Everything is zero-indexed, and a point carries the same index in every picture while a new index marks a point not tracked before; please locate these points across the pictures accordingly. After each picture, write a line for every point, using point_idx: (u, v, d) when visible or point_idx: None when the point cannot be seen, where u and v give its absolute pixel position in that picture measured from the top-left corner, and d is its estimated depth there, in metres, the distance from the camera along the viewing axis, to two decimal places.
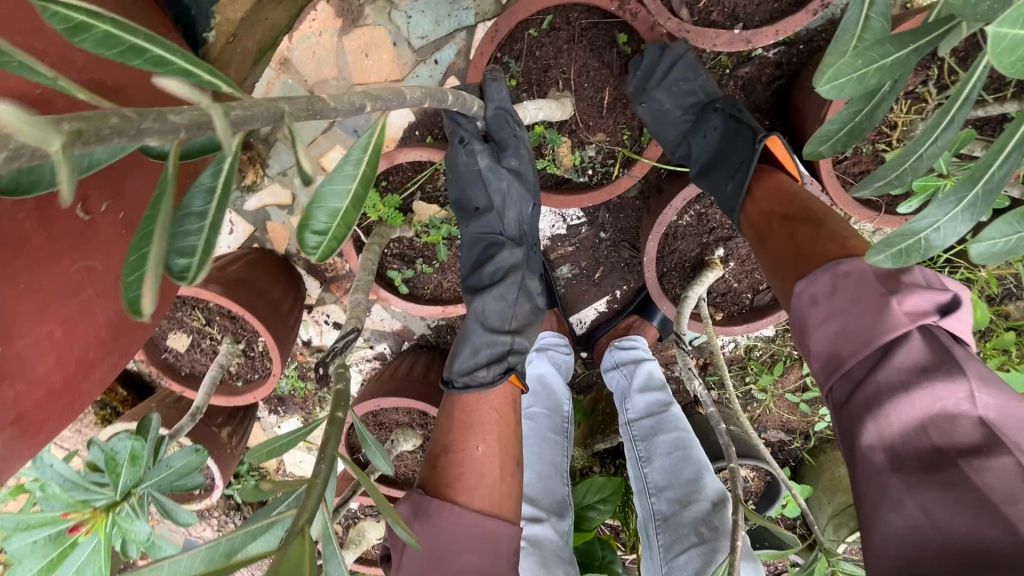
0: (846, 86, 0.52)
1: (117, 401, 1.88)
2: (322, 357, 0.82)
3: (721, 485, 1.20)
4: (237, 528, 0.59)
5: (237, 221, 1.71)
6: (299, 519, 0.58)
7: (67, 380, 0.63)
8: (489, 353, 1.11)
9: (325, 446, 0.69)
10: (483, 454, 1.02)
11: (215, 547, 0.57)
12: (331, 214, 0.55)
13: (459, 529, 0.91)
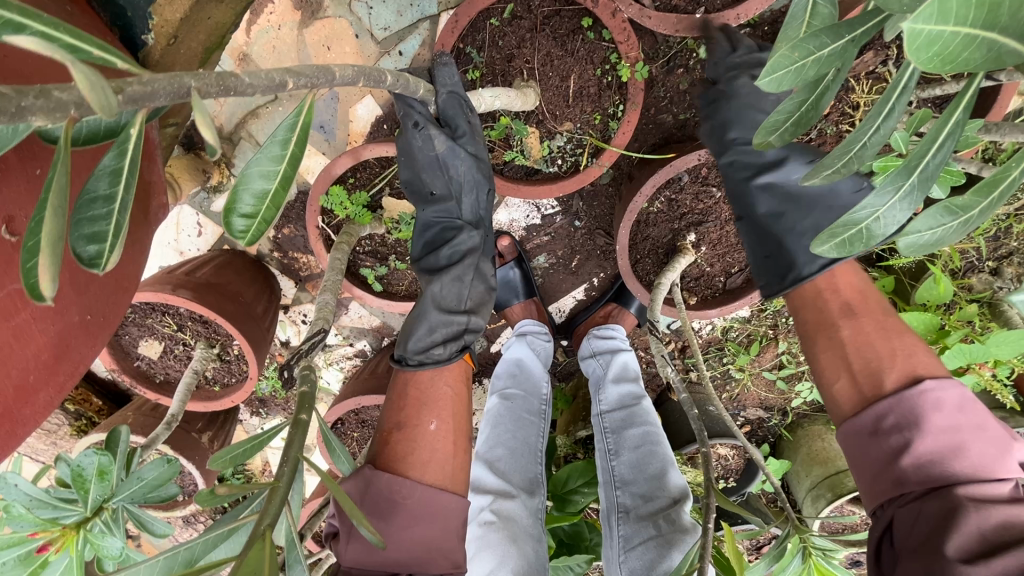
0: (785, 79, 0.52)
1: (92, 411, 1.84)
2: (288, 360, 0.81)
3: (686, 483, 1.21)
4: (195, 538, 0.63)
5: (205, 223, 1.68)
6: (261, 524, 0.59)
7: (6, 409, 0.58)
8: (445, 332, 1.11)
9: (288, 448, 0.69)
10: (437, 431, 1.02)
11: (172, 559, 0.61)
12: (258, 197, 0.58)
13: (412, 501, 0.92)
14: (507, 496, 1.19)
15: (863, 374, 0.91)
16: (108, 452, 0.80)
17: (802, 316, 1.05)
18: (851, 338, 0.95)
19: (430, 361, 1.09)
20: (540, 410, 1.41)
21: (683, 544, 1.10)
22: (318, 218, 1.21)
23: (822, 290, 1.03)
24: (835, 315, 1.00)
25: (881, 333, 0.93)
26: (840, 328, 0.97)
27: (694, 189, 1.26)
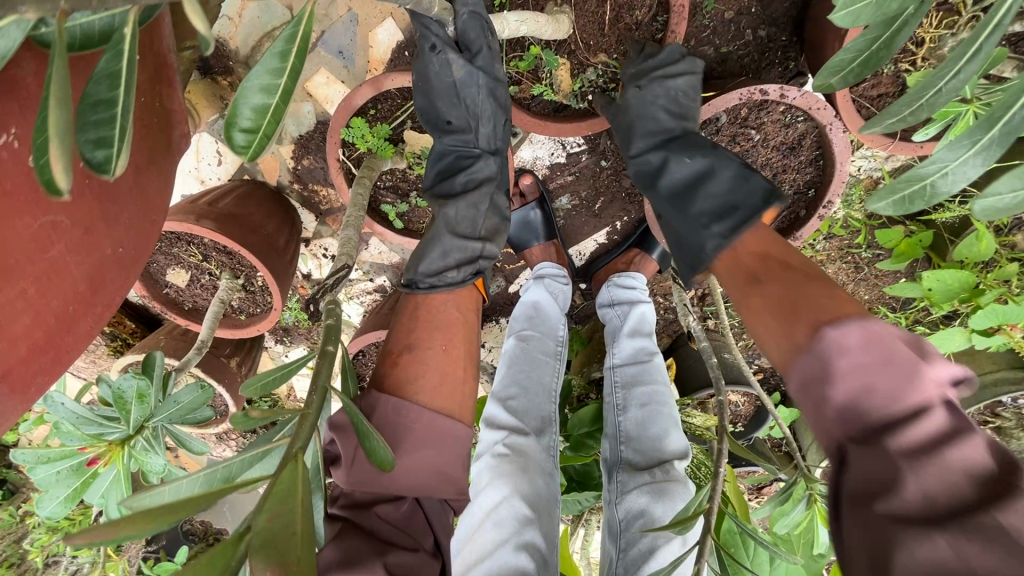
0: (863, 13, 0.56)
1: (127, 332, 1.94)
2: (313, 293, 0.82)
3: (686, 446, 1.24)
4: (231, 459, 0.67)
5: (224, 151, 1.66)
6: (294, 445, 0.61)
7: (49, 336, 0.60)
8: (459, 256, 1.12)
9: (316, 378, 0.71)
10: (444, 353, 1.03)
11: (212, 475, 0.66)
12: (258, 111, 0.56)
13: (418, 425, 0.93)
14: (522, 432, 1.23)
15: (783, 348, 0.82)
16: (146, 376, 0.83)
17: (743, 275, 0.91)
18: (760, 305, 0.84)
19: (441, 280, 1.10)
20: (556, 351, 1.44)
21: (676, 494, 1.14)
22: (339, 150, 1.18)
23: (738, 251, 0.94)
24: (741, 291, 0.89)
25: (794, 290, 0.80)
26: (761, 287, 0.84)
27: (731, 130, 1.18)
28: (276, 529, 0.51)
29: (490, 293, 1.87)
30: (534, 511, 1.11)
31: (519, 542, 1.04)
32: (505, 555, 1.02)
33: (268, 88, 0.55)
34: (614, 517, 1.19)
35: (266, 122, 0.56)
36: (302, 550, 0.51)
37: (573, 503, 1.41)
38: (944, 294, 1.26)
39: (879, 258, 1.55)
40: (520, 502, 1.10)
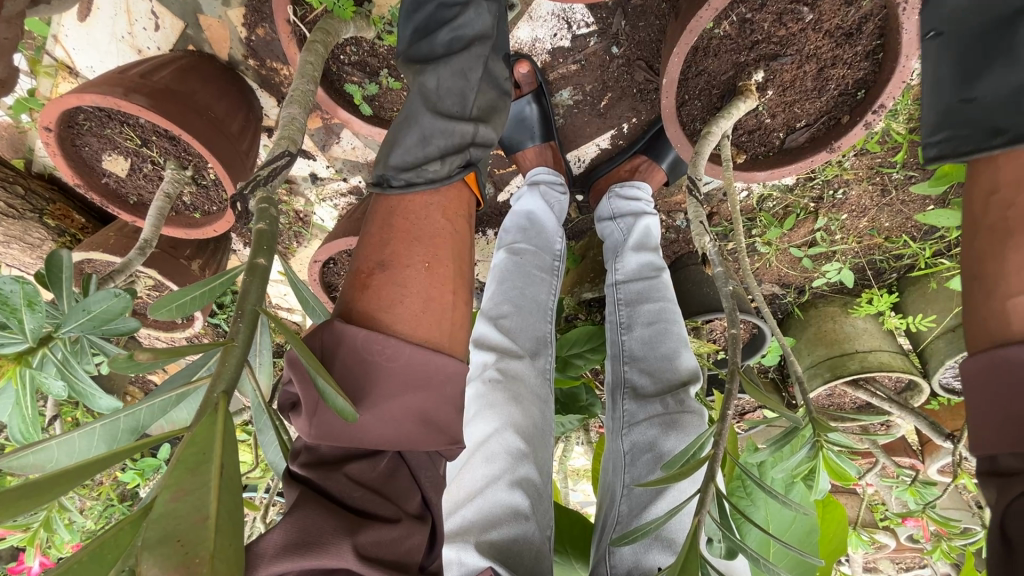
0: None
1: (76, 228, 1.76)
2: (238, 188, 0.63)
3: (698, 366, 1.10)
4: (138, 405, 0.58)
5: (161, 13, 1.36)
6: (214, 392, 0.51)
7: None
8: (444, 143, 0.89)
9: (244, 300, 0.56)
10: (427, 270, 0.80)
11: (117, 422, 0.58)
12: None
13: (394, 367, 0.74)
14: (513, 356, 1.10)
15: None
16: (33, 282, 0.72)
17: (990, 212, 0.67)
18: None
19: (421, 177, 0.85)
20: (552, 267, 1.30)
21: (689, 427, 1.00)
22: (288, 7, 0.93)
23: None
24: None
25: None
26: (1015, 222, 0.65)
27: (779, 6, 0.94)
28: (182, 514, 0.44)
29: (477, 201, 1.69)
30: (527, 445, 0.98)
31: (514, 479, 0.93)
32: (497, 490, 0.92)
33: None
34: (617, 449, 1.06)
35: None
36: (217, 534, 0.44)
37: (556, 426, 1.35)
38: None
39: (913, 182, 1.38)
40: (512, 435, 0.98)
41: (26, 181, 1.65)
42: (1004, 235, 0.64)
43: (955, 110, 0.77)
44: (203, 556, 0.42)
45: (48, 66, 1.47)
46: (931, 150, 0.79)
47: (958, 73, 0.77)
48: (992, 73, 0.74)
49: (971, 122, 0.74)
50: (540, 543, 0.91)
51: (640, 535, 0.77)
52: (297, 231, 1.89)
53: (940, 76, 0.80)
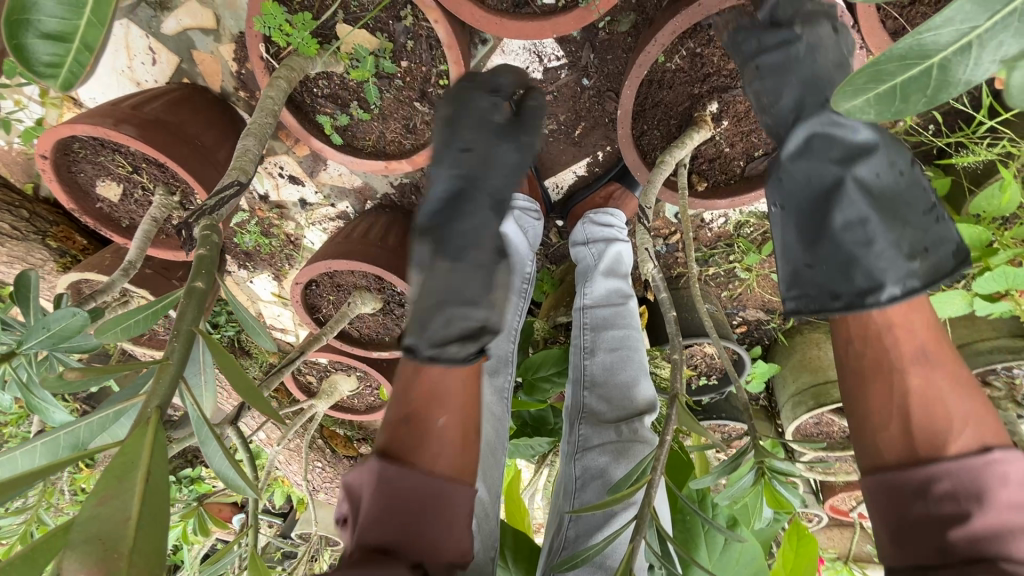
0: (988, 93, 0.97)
1: (77, 249, 1.82)
2: (183, 215, 0.67)
3: (654, 398, 1.14)
4: (77, 424, 0.56)
5: (158, 49, 1.45)
6: (149, 407, 0.50)
7: None
8: (461, 326, 0.78)
9: (179, 321, 0.57)
10: (446, 427, 0.80)
11: (56, 442, 0.56)
12: None
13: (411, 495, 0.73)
14: None
15: (916, 421, 0.69)
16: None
17: (854, 355, 0.76)
18: (920, 391, 0.70)
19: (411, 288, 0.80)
20: (521, 288, 1.32)
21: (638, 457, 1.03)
22: (261, 45, 0.99)
23: (892, 326, 0.73)
24: (903, 359, 0.72)
25: (942, 374, 0.71)
26: (906, 374, 0.71)
27: (726, 41, 0.98)
28: (103, 518, 0.41)
29: None
30: (480, 462, 0.99)
31: None
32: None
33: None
34: (569, 473, 1.07)
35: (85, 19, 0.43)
36: (139, 536, 0.41)
37: (524, 449, 1.35)
38: None
39: None
40: None
41: (32, 206, 1.73)
42: (865, 374, 0.74)
43: (801, 274, 0.78)
44: (122, 552, 0.40)
45: (55, 98, 1.57)
46: (786, 300, 0.80)
47: (798, 242, 0.79)
48: (826, 244, 0.76)
49: (814, 283, 0.77)
50: (482, 562, 0.89)
51: (581, 559, 0.78)
52: (288, 255, 1.94)
53: (782, 240, 0.81)
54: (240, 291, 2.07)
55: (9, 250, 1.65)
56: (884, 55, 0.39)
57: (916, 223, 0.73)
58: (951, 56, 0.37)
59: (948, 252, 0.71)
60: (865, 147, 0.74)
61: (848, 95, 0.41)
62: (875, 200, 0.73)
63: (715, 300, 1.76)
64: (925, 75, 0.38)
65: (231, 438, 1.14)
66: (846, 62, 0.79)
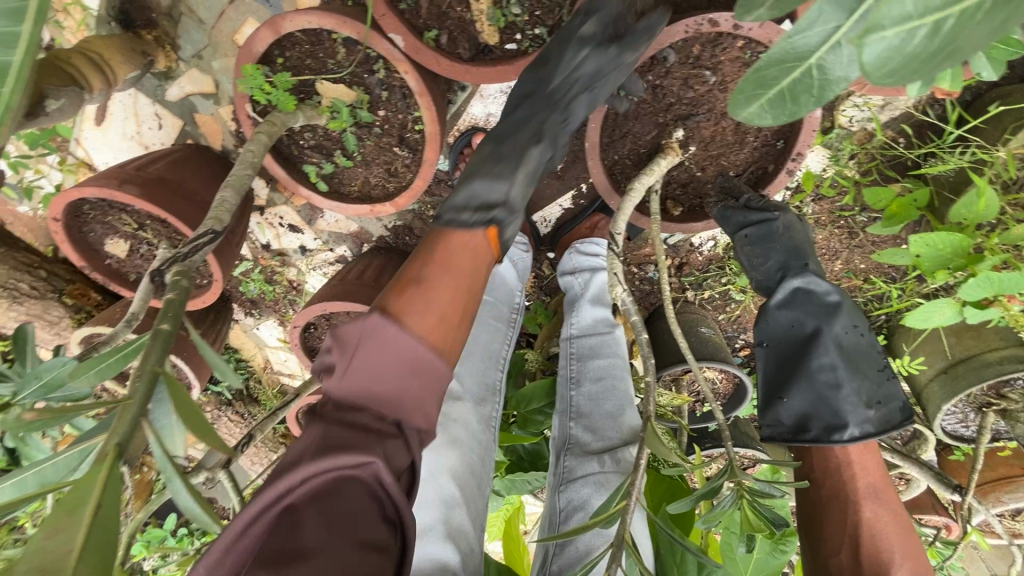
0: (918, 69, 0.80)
1: (91, 305, 1.86)
2: (157, 262, 0.72)
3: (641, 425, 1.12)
4: (46, 461, 0.58)
5: (163, 115, 1.55)
6: (108, 444, 0.53)
7: None
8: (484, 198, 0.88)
9: (144, 361, 0.61)
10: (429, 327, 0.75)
11: (24, 482, 0.58)
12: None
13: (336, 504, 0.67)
14: (454, 399, 1.11)
15: (864, 551, 0.87)
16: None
17: (814, 483, 0.97)
18: (869, 519, 0.90)
19: (349, 390, 0.72)
20: (509, 318, 1.32)
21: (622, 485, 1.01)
22: (248, 105, 1.07)
23: (849, 463, 0.95)
24: (858, 494, 0.92)
25: (893, 517, 0.91)
26: (859, 506, 0.91)
27: (682, 72, 1.02)
28: (49, 549, 0.44)
29: None
30: (462, 493, 0.97)
31: (445, 530, 0.91)
32: (427, 540, 0.90)
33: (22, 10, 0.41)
34: (554, 505, 1.06)
35: (20, 55, 0.41)
36: (81, 565, 0.44)
37: (521, 485, 1.32)
38: (935, 260, 1.10)
39: (873, 222, 1.38)
40: (447, 480, 0.98)
41: (51, 266, 1.78)
42: (825, 502, 0.94)
43: (773, 402, 1.01)
44: None
45: (72, 164, 1.68)
46: (765, 427, 1.02)
47: (779, 376, 1.03)
48: (801, 380, 0.99)
49: (790, 415, 0.99)
50: None
51: None
52: (291, 300, 1.98)
53: (766, 372, 1.06)
54: (247, 337, 2.12)
55: (27, 309, 1.71)
56: (763, 61, 0.41)
57: (872, 378, 0.98)
58: (825, 56, 0.41)
59: (897, 408, 0.95)
60: (835, 309, 1.02)
61: (744, 102, 0.44)
62: (840, 354, 0.99)
63: (713, 323, 1.74)
64: (808, 76, 0.42)
65: (225, 482, 1.15)
66: (809, 243, 1.11)
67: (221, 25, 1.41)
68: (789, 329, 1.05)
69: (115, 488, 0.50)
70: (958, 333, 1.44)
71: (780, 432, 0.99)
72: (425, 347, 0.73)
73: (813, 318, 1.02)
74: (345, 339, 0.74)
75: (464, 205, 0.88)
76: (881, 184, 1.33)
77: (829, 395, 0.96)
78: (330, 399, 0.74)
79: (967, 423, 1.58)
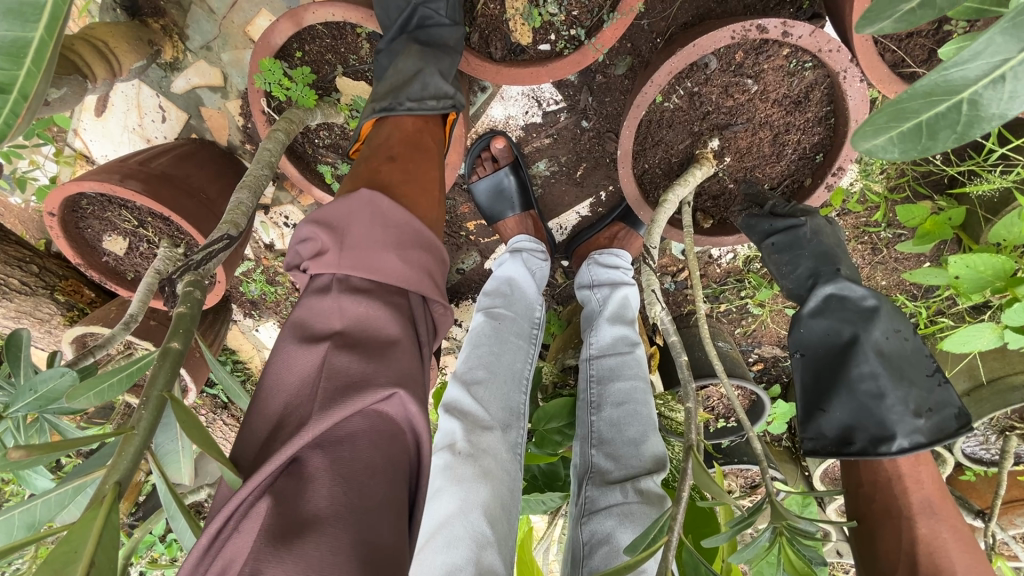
0: None
1: (84, 302, 1.78)
2: (169, 271, 0.66)
3: (666, 452, 1.06)
4: (38, 498, 0.52)
5: (167, 107, 1.49)
6: (105, 483, 0.46)
7: None
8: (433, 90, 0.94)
9: (151, 385, 0.54)
10: (414, 177, 0.92)
11: (10, 522, 0.51)
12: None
13: (355, 443, 0.68)
14: (483, 428, 1.04)
15: (922, 568, 0.83)
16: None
17: (865, 500, 0.93)
18: (925, 536, 0.86)
19: (361, 267, 0.79)
20: (530, 333, 1.27)
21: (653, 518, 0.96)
22: (263, 100, 1.01)
23: (901, 477, 0.91)
24: (912, 509, 0.88)
25: (954, 533, 0.86)
26: (914, 522, 0.87)
27: (723, 79, 0.98)
28: None
29: (464, 269, 1.71)
30: (494, 531, 0.92)
31: (477, 571, 0.86)
32: None
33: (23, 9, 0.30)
34: (579, 537, 1.01)
35: (25, 69, 0.31)
36: None
37: (536, 504, 1.27)
38: (975, 283, 1.06)
39: (901, 239, 1.34)
40: (477, 517, 0.92)
41: (43, 260, 1.70)
42: (877, 518, 0.90)
43: (813, 415, 0.94)
44: None
45: (68, 155, 1.60)
46: (806, 441, 0.95)
47: (816, 387, 0.95)
48: (841, 393, 0.91)
49: (831, 428, 0.92)
50: None
51: None
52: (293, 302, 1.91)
53: (803, 382, 0.98)
54: (246, 339, 2.05)
55: (16, 306, 1.62)
56: (904, 92, 0.33)
57: (921, 386, 0.88)
58: (981, 90, 0.31)
59: (951, 415, 0.86)
60: (874, 313, 0.92)
61: (871, 134, 0.36)
62: (885, 361, 0.89)
63: (729, 337, 1.70)
64: (955, 111, 0.32)
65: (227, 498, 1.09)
66: (841, 244, 1.02)
67: (233, 16, 1.35)
68: (827, 338, 0.95)
69: (113, 541, 0.43)
70: (984, 355, 1.41)
71: (823, 446, 0.92)
72: (412, 216, 0.87)
73: (852, 324, 0.93)
74: (334, 225, 0.81)
75: (423, 94, 0.94)
76: (912, 201, 1.30)
77: (873, 408, 0.88)
78: (330, 313, 0.77)
79: (987, 445, 1.55)
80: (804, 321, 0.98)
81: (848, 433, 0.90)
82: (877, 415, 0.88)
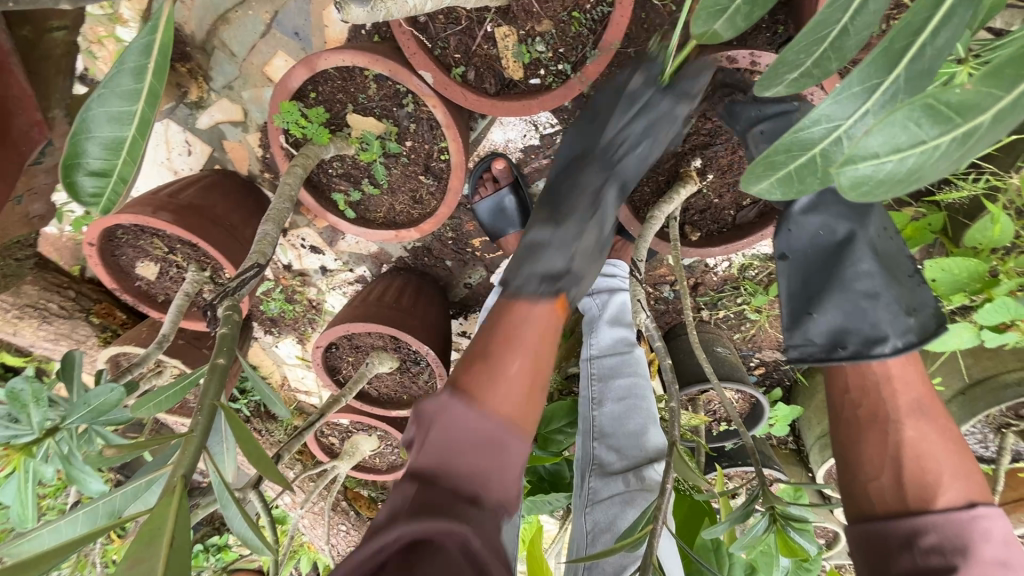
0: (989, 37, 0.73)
1: (117, 324, 1.90)
2: (211, 296, 0.76)
3: (663, 444, 1.15)
4: (115, 491, 0.62)
5: (193, 141, 1.61)
6: (174, 475, 0.56)
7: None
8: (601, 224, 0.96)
9: (204, 395, 0.65)
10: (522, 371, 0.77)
11: (95, 511, 0.62)
12: (103, 146, 0.53)
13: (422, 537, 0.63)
14: None
15: (908, 472, 0.81)
16: (39, 380, 0.85)
17: (850, 405, 0.91)
18: (912, 440, 0.84)
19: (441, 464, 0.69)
20: None
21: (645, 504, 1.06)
22: (281, 137, 1.12)
23: (890, 379, 0.89)
24: (900, 413, 0.87)
25: (945, 445, 0.84)
26: (901, 427, 0.86)
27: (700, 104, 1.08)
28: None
29: (471, 283, 1.80)
30: None
31: None
32: None
33: (120, 116, 0.53)
34: (580, 526, 1.08)
35: (121, 157, 0.54)
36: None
37: (542, 505, 1.34)
38: (952, 285, 1.11)
39: None
40: None
41: (79, 286, 1.82)
42: (863, 423, 0.89)
43: (803, 319, 0.98)
44: None
45: None
46: (792, 349, 0.99)
47: (806, 291, 1.00)
48: (835, 291, 0.96)
49: (820, 333, 0.96)
50: None
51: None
52: (311, 319, 1.98)
53: (791, 288, 1.03)
54: (267, 356, 2.14)
55: (56, 328, 1.74)
56: (773, 148, 0.49)
57: (906, 285, 0.95)
58: (825, 146, 0.48)
59: (932, 315, 0.92)
60: (864, 210, 1.00)
61: (755, 179, 0.50)
62: (870, 258, 0.96)
63: (728, 342, 1.76)
64: (812, 161, 0.49)
65: (255, 502, 1.16)
66: None
67: (252, 58, 1.47)
68: (815, 237, 1.01)
69: (186, 519, 0.52)
70: (975, 354, 1.45)
71: (812, 351, 0.96)
72: (486, 418, 0.72)
73: (847, 223, 0.99)
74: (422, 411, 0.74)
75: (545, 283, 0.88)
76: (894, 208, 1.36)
77: (867, 307, 0.93)
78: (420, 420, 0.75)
79: (986, 443, 1.58)
80: (786, 224, 1.05)
81: (840, 338, 0.94)
82: (871, 316, 0.92)
